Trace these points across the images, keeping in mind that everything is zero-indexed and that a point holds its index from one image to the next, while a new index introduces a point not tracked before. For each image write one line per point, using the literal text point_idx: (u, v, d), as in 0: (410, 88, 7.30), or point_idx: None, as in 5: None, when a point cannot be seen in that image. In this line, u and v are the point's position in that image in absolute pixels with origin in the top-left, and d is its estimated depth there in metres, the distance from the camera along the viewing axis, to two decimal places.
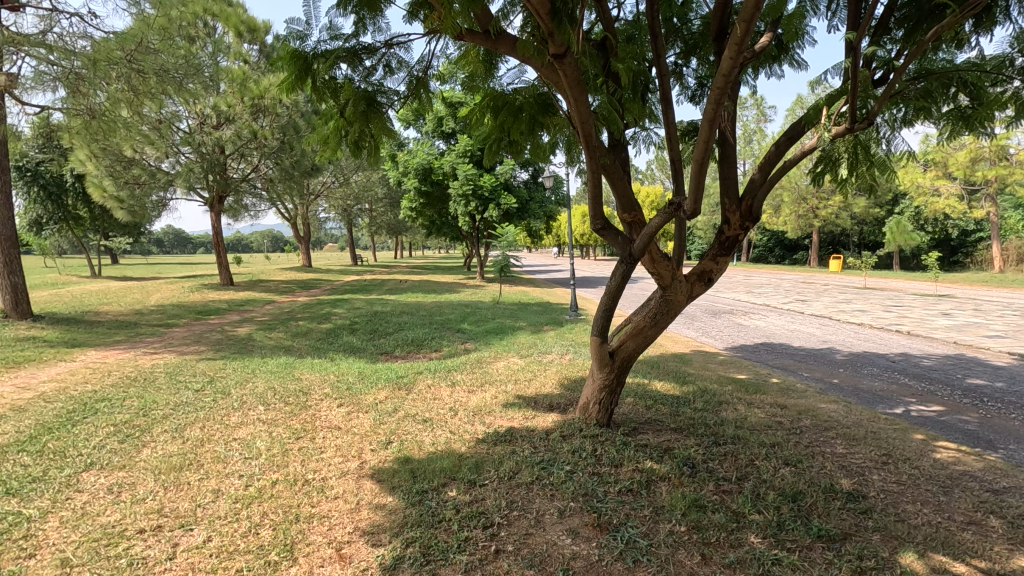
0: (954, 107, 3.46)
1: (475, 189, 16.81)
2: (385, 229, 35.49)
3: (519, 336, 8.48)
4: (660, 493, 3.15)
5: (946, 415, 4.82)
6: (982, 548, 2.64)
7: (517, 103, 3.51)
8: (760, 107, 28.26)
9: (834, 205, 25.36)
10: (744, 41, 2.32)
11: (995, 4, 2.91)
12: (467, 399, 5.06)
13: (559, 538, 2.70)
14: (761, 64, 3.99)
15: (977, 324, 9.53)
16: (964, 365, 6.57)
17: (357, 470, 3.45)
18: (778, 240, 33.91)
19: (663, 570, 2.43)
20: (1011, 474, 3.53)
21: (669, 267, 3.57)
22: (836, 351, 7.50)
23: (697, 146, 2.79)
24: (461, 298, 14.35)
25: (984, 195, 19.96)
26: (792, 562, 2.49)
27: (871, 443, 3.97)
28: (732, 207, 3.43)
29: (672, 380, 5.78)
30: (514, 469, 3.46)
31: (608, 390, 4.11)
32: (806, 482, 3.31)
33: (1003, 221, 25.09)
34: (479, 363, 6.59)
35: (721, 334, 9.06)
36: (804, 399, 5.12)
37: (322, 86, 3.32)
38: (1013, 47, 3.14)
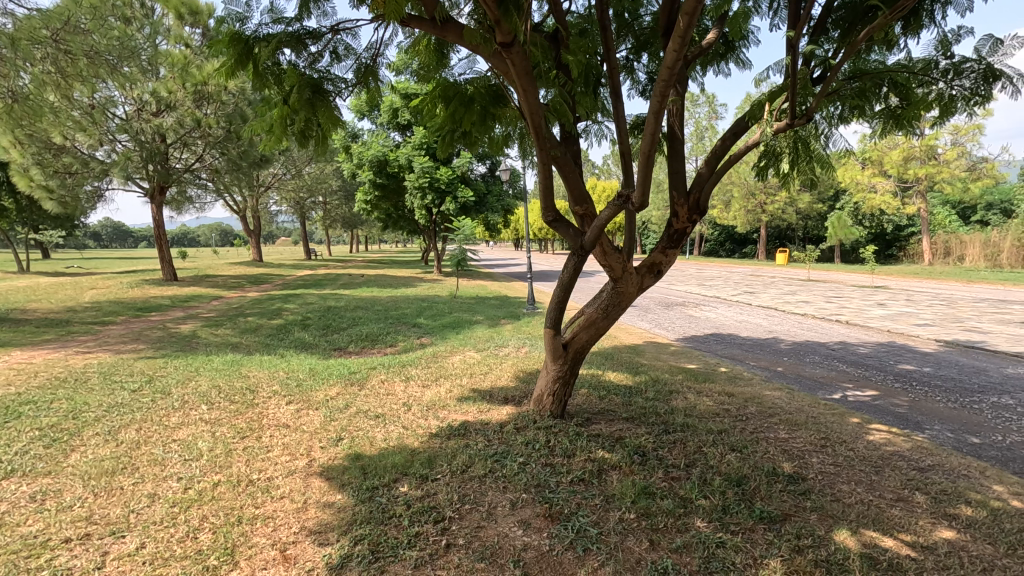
0: (886, 107, 3.65)
1: (431, 182, 16.69)
2: (340, 223, 34.72)
3: (475, 330, 8.46)
4: (611, 482, 3.20)
5: (879, 399, 5.10)
6: (908, 523, 2.80)
7: (468, 93, 3.46)
8: (711, 104, 29.05)
9: (780, 201, 26.40)
10: (687, 34, 2.36)
11: (921, 7, 3.05)
12: (421, 393, 5.01)
13: (511, 529, 2.70)
14: (709, 61, 4.08)
15: (907, 313, 10.13)
16: (896, 352, 6.97)
17: (305, 468, 3.35)
18: (729, 235, 35.08)
19: (612, 558, 2.46)
20: (935, 452, 3.77)
21: (619, 260, 3.61)
22: (780, 340, 7.82)
23: (644, 140, 2.83)
24: (418, 292, 14.17)
25: (916, 192, 21.24)
26: (734, 544, 2.58)
27: (810, 427, 4.16)
28: (680, 199, 3.51)
29: (624, 370, 5.90)
30: (467, 463, 3.44)
31: (562, 381, 4.14)
32: (750, 467, 3.43)
33: (931, 216, 26.83)
34: (434, 357, 6.52)
35: (673, 326, 9.28)
36: (749, 387, 5.31)
37: (264, 72, 3.21)
38: (937, 50, 3.30)
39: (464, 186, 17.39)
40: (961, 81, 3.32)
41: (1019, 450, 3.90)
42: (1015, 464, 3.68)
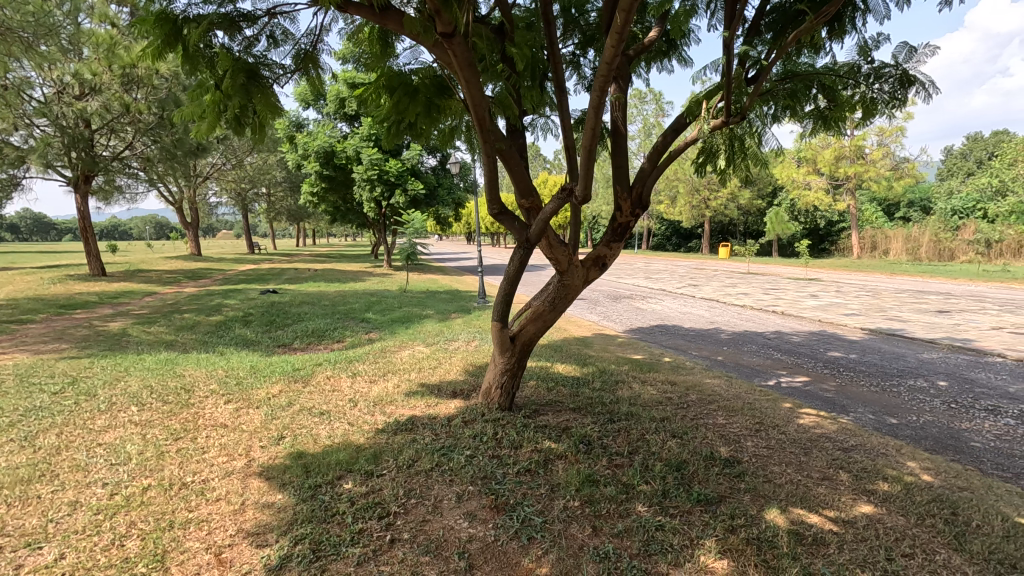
0: (815, 108, 3.85)
1: (381, 175, 16.38)
2: (286, 216, 33.56)
3: (425, 324, 8.39)
4: (556, 471, 3.25)
5: (810, 384, 5.41)
6: (832, 500, 2.99)
7: (412, 84, 3.41)
8: (658, 102, 29.79)
9: (723, 197, 27.44)
10: (624, 31, 2.41)
11: (844, 13, 3.22)
12: (369, 389, 4.93)
13: (456, 522, 2.71)
14: (652, 59, 4.18)
15: (837, 303, 10.77)
16: (826, 340, 7.40)
17: (243, 469, 3.24)
18: (675, 229, 36.18)
19: (555, 545, 2.51)
20: (858, 433, 4.03)
21: (565, 253, 3.65)
22: (721, 331, 8.14)
23: (586, 134, 2.87)
24: (367, 287, 13.92)
25: (846, 189, 22.54)
26: (673, 526, 2.68)
27: (746, 413, 4.37)
28: (623, 194, 3.59)
29: (573, 362, 6.00)
30: (414, 457, 3.41)
31: (510, 374, 4.16)
32: (689, 452, 3.56)
33: (860, 212, 28.56)
34: (383, 352, 6.41)
35: (620, 318, 9.51)
36: (691, 375, 5.52)
37: (195, 55, 3.05)
38: (860, 55, 3.50)
39: (414, 179, 17.15)
40: (881, 84, 3.53)
41: (931, 428, 4.23)
42: (928, 441, 3.99)
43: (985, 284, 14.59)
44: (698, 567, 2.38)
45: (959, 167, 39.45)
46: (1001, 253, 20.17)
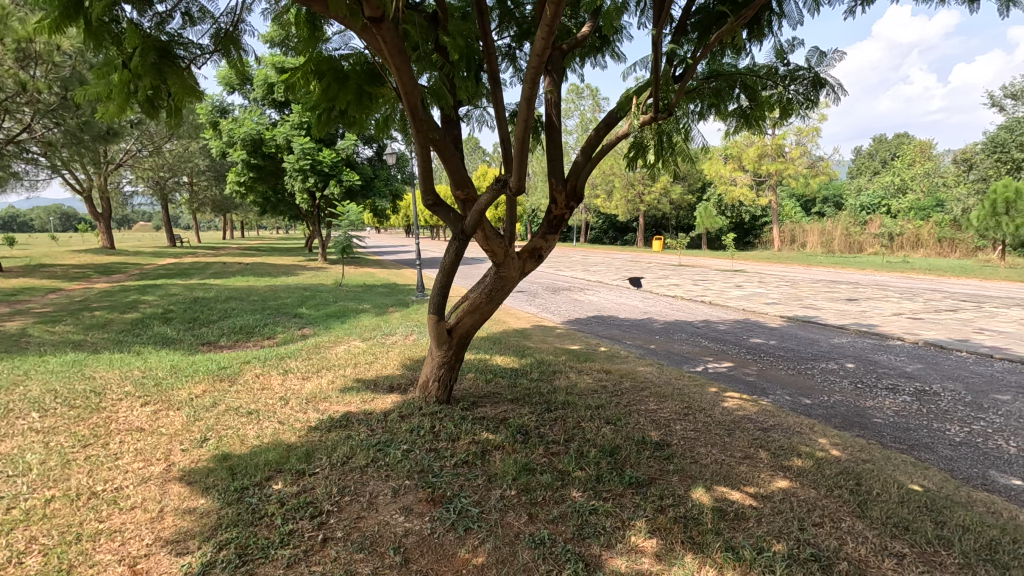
0: (738, 107, 4.03)
1: (313, 164, 15.80)
2: (210, 207, 31.66)
3: (361, 319, 8.19)
4: (493, 461, 3.28)
5: (734, 369, 5.73)
6: (752, 476, 3.19)
7: (342, 70, 3.27)
8: (595, 97, 30.37)
9: (656, 191, 28.39)
10: (554, 24, 2.44)
11: (762, 16, 3.40)
12: (301, 386, 4.77)
13: (391, 517, 2.67)
14: (587, 54, 4.25)
15: (759, 293, 11.43)
16: (749, 328, 7.84)
17: (163, 474, 3.05)
18: (611, 223, 37.14)
19: (491, 534, 2.53)
20: (776, 413, 4.31)
21: (501, 245, 3.65)
22: (654, 320, 8.45)
23: (517, 127, 2.89)
24: (300, 281, 13.38)
25: (768, 185, 23.89)
26: (606, 509, 2.77)
27: (675, 398, 4.57)
28: (558, 186, 3.63)
29: (511, 354, 6.05)
30: (349, 454, 3.33)
31: (447, 366, 4.14)
32: (622, 437, 3.68)
33: (780, 207, 30.39)
34: (316, 348, 6.20)
35: (559, 310, 9.66)
36: (625, 363, 5.70)
37: (98, 30, 2.82)
38: (777, 58, 3.70)
39: (349, 170, 16.69)
40: (796, 86, 3.75)
41: (840, 407, 4.58)
42: (837, 419, 4.32)
43: (887, 273, 15.97)
44: (629, 547, 2.48)
45: (865, 167, 42.83)
46: (902, 245, 22.31)
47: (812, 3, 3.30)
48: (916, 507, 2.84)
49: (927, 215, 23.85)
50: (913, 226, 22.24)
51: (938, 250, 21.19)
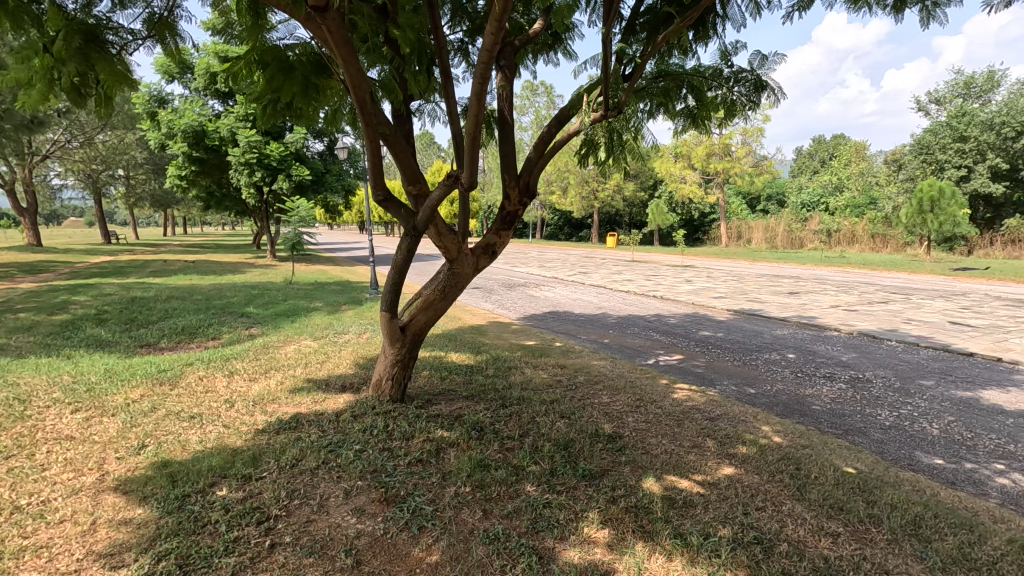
0: (686, 106, 4.14)
1: (260, 158, 15.28)
2: (149, 202, 30.08)
3: (313, 317, 7.98)
4: (448, 459, 3.26)
5: (683, 361, 5.91)
6: (699, 464, 3.30)
7: (287, 60, 3.15)
8: (549, 94, 30.59)
9: (610, 188, 28.89)
10: (503, 18, 2.44)
11: (706, 17, 3.51)
12: (247, 388, 4.60)
13: (343, 519, 2.62)
14: (539, 50, 4.26)
15: (707, 288, 11.81)
16: (698, 321, 8.10)
17: (95, 484, 2.88)
18: (566, 219, 37.56)
19: (446, 532, 2.52)
20: (722, 403, 4.47)
21: (454, 241, 3.62)
22: (607, 315, 8.61)
23: (468, 122, 2.88)
24: (247, 279, 12.89)
25: (715, 183, 24.73)
26: (559, 502, 2.81)
27: (628, 391, 4.67)
28: (511, 182, 3.63)
29: (467, 350, 6.03)
30: (298, 456, 3.24)
31: (401, 364, 4.08)
32: (576, 431, 3.73)
33: (727, 205, 31.50)
34: (265, 349, 5.99)
35: (514, 305, 9.70)
36: (580, 358, 5.78)
37: (15, 12, 2.62)
38: (722, 60, 3.82)
39: (299, 164, 16.20)
40: (740, 87, 3.89)
41: (782, 395, 4.80)
42: (779, 407, 4.52)
43: (825, 268, 16.84)
44: (582, 538, 2.52)
45: (805, 166, 44.96)
46: (839, 241, 23.56)
47: (753, 8, 3.42)
48: (850, 488, 3.01)
49: (861, 212, 25.26)
50: (849, 223, 23.52)
51: (871, 245, 22.49)
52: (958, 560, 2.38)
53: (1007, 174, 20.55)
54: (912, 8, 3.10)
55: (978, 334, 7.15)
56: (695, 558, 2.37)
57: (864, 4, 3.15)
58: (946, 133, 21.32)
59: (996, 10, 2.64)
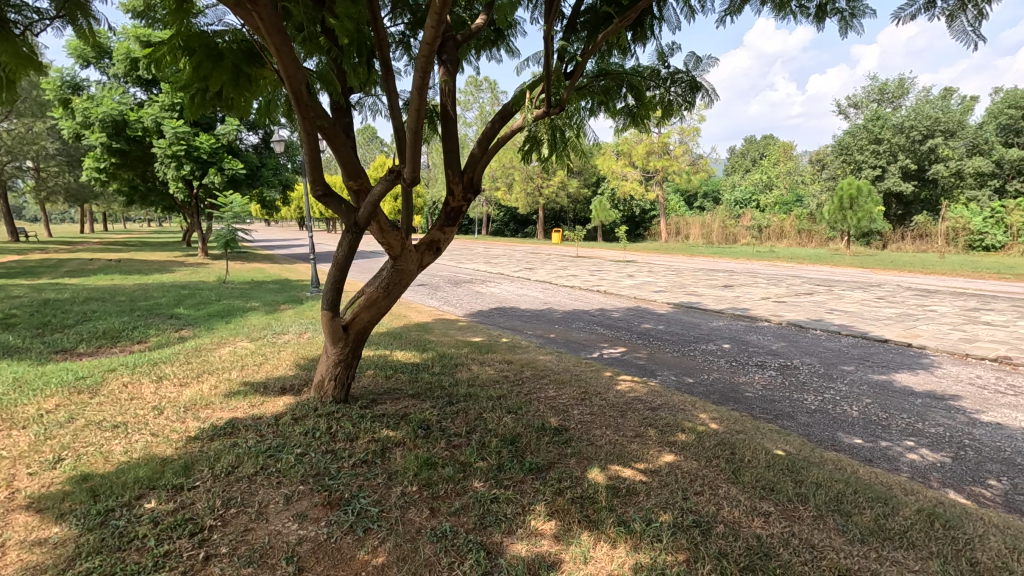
0: (626, 106, 4.22)
1: (188, 151, 14.47)
2: (62, 195, 27.84)
3: (249, 317, 7.65)
4: (394, 459, 3.21)
5: (626, 353, 6.08)
6: (641, 453, 3.41)
7: (217, 47, 2.99)
8: (493, 90, 30.56)
9: (554, 185, 29.27)
10: (443, 12, 2.42)
11: (644, 19, 3.61)
12: (177, 393, 4.35)
13: (284, 525, 2.53)
14: (482, 46, 4.25)
15: (648, 282, 12.19)
16: (640, 314, 8.35)
17: (5, 504, 2.66)
18: (512, 215, 37.76)
19: (392, 532, 2.48)
20: (664, 393, 4.63)
21: (398, 237, 3.55)
22: (553, 310, 8.72)
23: (410, 116, 2.84)
24: (176, 278, 12.17)
25: (655, 180, 25.54)
26: (506, 497, 2.82)
27: (573, 383, 4.76)
28: (455, 178, 3.60)
29: (413, 348, 5.96)
30: (234, 462, 3.10)
31: (343, 364, 3.98)
32: (523, 425, 3.77)
33: (667, 202, 32.57)
34: (196, 351, 5.69)
35: (461, 302, 9.67)
36: (527, 353, 5.83)
37: None
38: (659, 61, 3.93)
39: (232, 157, 15.45)
40: (676, 88, 4.02)
41: (718, 384, 5.03)
42: (715, 395, 4.73)
43: (757, 262, 17.72)
44: (529, 531, 2.54)
45: (738, 164, 47.20)
46: (769, 236, 24.90)
47: (688, 10, 3.54)
48: (780, 469, 3.19)
49: (789, 209, 26.80)
50: (777, 219, 24.89)
51: (798, 240, 23.93)
52: (874, 531, 2.58)
53: (915, 174, 22.36)
54: (831, 17, 3.30)
55: (891, 322, 7.74)
56: (638, 544, 2.45)
57: (788, 12, 3.33)
58: (863, 135, 22.89)
59: (904, 23, 2.85)
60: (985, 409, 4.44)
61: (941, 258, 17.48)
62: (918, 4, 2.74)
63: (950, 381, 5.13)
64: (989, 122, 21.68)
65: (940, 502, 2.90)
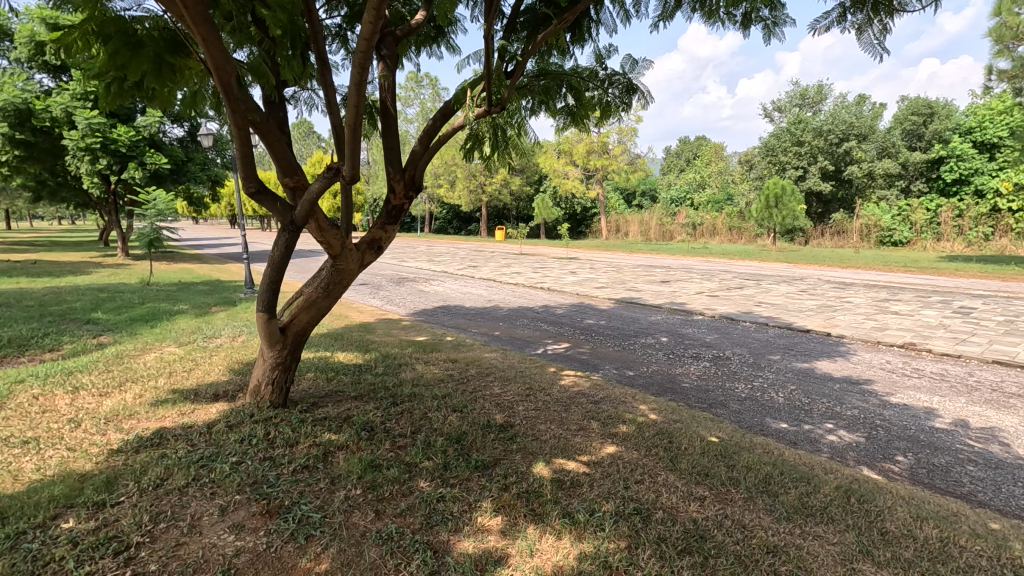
0: (566, 105, 4.28)
1: (104, 143, 13.47)
2: None
3: (177, 321, 7.23)
4: (337, 462, 3.14)
5: (570, 349, 6.20)
6: (584, 445, 3.50)
7: (136, 34, 2.80)
8: (435, 87, 30.25)
9: (497, 182, 29.37)
10: (382, 7, 2.39)
11: (581, 21, 3.70)
12: (97, 404, 4.05)
13: (220, 537, 2.42)
14: (422, 42, 4.21)
15: (589, 279, 12.43)
16: (583, 310, 8.52)
17: None
18: (455, 213, 37.59)
19: (336, 538, 2.43)
20: (605, 386, 4.76)
21: (337, 236, 3.46)
22: (497, 308, 8.76)
23: (348, 112, 2.78)
24: (93, 280, 11.30)
25: (596, 179, 26.11)
26: (453, 495, 2.82)
27: (518, 380, 4.81)
28: (396, 175, 3.55)
29: (354, 349, 5.83)
30: (163, 475, 2.93)
31: (281, 368, 3.84)
32: (469, 423, 3.78)
33: (607, 200, 33.36)
34: (117, 359, 5.32)
35: (404, 301, 9.53)
36: (471, 351, 5.83)
37: None
38: (597, 62, 4.02)
39: (154, 151, 14.50)
40: (613, 90, 4.14)
41: (656, 375, 5.23)
42: (654, 386, 4.91)
43: (692, 258, 18.49)
44: (476, 528, 2.56)
45: (673, 165, 49.08)
46: (702, 233, 26.01)
47: (623, 14, 3.65)
48: (714, 455, 3.36)
49: (720, 207, 28.13)
50: (710, 217, 26.07)
51: (729, 237, 25.16)
52: (798, 508, 2.77)
53: (832, 175, 24.00)
54: (755, 25, 3.49)
55: (813, 313, 8.27)
56: (582, 534, 2.51)
57: (717, 19, 3.49)
58: (787, 138, 24.28)
59: (819, 34, 3.06)
60: (894, 391, 4.85)
61: (855, 253, 18.84)
62: (831, 16, 2.95)
63: (864, 367, 5.57)
64: (896, 128, 23.57)
65: (856, 479, 3.15)
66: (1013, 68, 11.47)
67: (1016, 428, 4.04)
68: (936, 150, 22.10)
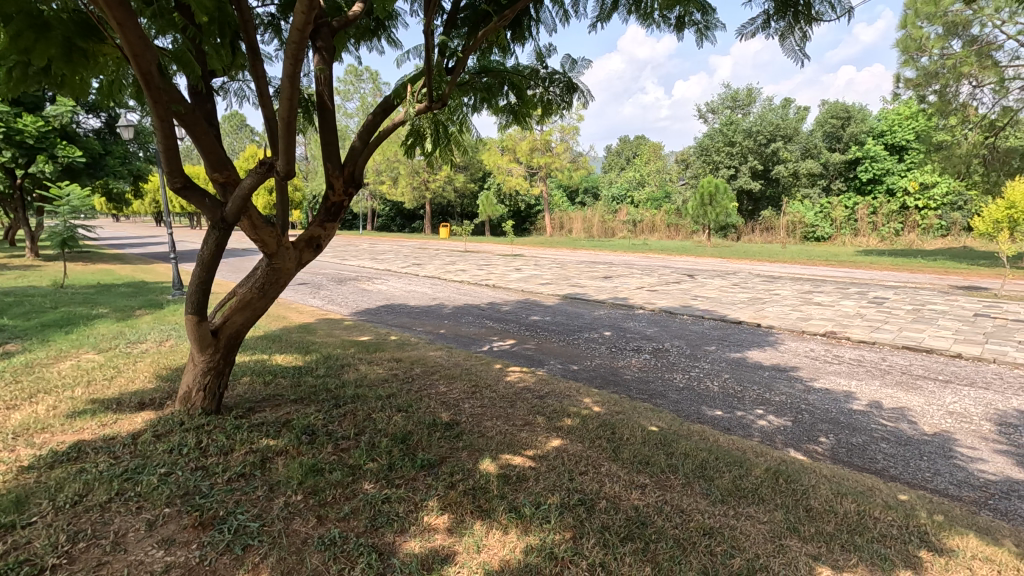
0: (507, 103, 4.28)
1: (9, 134, 12.32)
2: None
3: (96, 326, 6.73)
4: (276, 468, 3.03)
5: (515, 345, 6.24)
6: (530, 440, 3.54)
7: (42, 16, 2.59)
8: (375, 81, 29.59)
9: (441, 179, 29.10)
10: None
11: (521, 20, 3.73)
12: (3, 418, 3.72)
13: (148, 553, 2.29)
14: (360, 36, 4.10)
15: (534, 275, 12.54)
16: (528, 306, 8.59)
17: None
18: (398, 210, 36.95)
19: (275, 547, 2.35)
20: (550, 381, 4.84)
21: (272, 234, 3.31)
22: (442, 306, 8.69)
23: (281, 105, 2.67)
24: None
25: (539, 176, 26.37)
26: (398, 495, 2.79)
27: (464, 377, 4.81)
28: (334, 171, 3.44)
29: (293, 350, 5.63)
30: (82, 490, 2.73)
31: (214, 372, 3.66)
32: (414, 422, 3.73)
33: (550, 197, 33.73)
34: (27, 368, 4.90)
35: (345, 300, 9.29)
36: (416, 350, 5.77)
37: None
38: (537, 61, 4.06)
39: (66, 143, 13.42)
40: (553, 88, 4.22)
41: (600, 369, 5.36)
42: (598, 379, 5.04)
43: (632, 254, 19.02)
44: (422, 527, 2.54)
45: (613, 163, 50.25)
46: (642, 229, 26.79)
47: (562, 14, 3.70)
48: (654, 444, 3.49)
49: (659, 205, 29.07)
50: (649, 214, 26.88)
51: (667, 233, 26.05)
52: (732, 491, 2.91)
53: (761, 174, 25.28)
54: (688, 28, 3.62)
55: (745, 305, 8.70)
56: (528, 528, 2.54)
57: (652, 22, 3.60)
58: (719, 138, 25.36)
59: (746, 39, 3.21)
60: (817, 376, 5.20)
61: (783, 248, 19.95)
62: (757, 23, 3.10)
63: (791, 355, 5.92)
64: (818, 130, 25.09)
65: (783, 461, 3.34)
66: (917, 77, 12.51)
67: (922, 407, 4.42)
68: (853, 151, 23.69)
